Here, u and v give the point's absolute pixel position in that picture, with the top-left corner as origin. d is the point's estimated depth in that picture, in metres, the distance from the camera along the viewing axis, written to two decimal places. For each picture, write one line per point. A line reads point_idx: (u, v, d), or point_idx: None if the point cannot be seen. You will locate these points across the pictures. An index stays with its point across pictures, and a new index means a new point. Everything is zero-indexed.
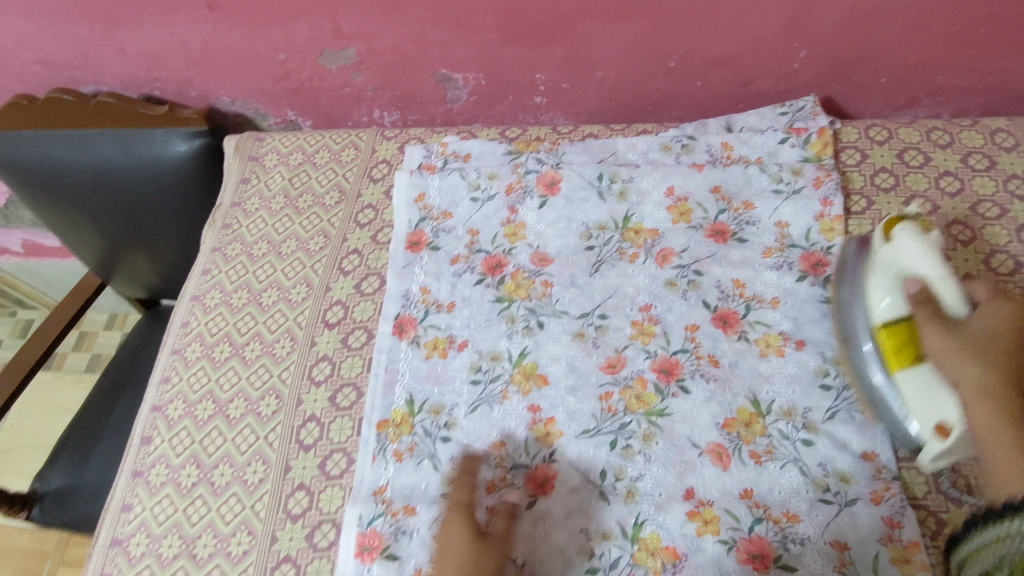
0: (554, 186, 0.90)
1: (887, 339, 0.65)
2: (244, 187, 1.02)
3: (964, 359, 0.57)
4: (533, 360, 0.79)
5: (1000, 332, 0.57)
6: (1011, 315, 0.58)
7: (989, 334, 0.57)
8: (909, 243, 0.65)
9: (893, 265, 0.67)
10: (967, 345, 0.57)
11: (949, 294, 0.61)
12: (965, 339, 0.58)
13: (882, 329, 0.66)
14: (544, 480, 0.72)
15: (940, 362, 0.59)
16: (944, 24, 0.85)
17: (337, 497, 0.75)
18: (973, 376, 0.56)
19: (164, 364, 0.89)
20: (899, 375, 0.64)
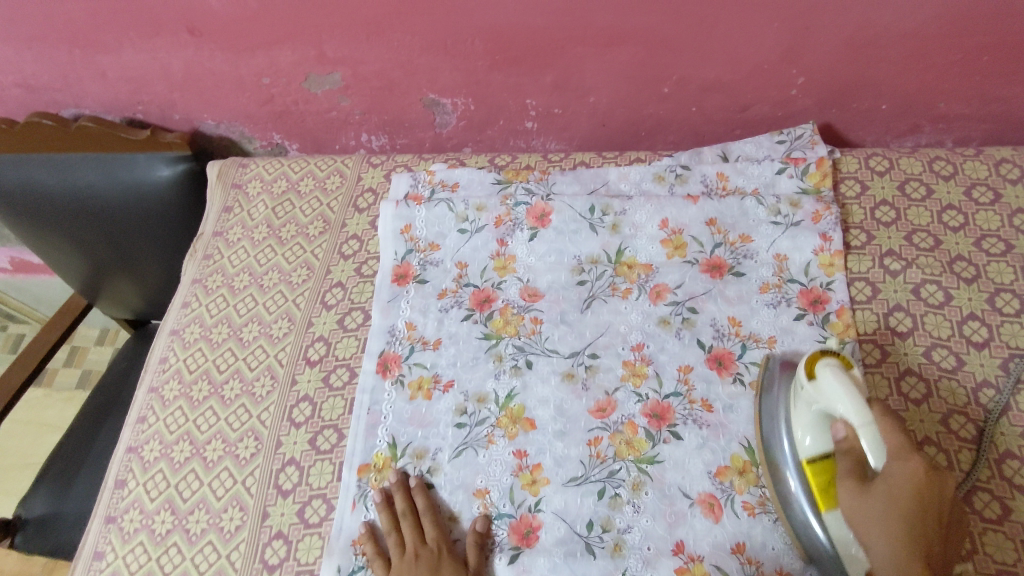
0: (543, 218, 0.86)
1: (815, 475, 0.62)
2: (226, 216, 0.99)
3: (881, 541, 0.54)
4: (520, 403, 0.76)
5: (908, 500, 0.54)
6: (917, 479, 0.54)
7: (901, 507, 0.54)
8: (831, 383, 0.59)
9: (813, 401, 0.62)
10: (881, 522, 0.54)
11: (872, 451, 0.56)
12: (878, 511, 0.54)
13: (809, 464, 0.62)
14: (528, 531, 0.69)
15: (859, 531, 0.56)
16: (946, 52, 0.82)
17: (315, 547, 0.72)
18: (887, 558, 0.53)
19: (141, 403, 0.86)
20: (826, 516, 0.60)
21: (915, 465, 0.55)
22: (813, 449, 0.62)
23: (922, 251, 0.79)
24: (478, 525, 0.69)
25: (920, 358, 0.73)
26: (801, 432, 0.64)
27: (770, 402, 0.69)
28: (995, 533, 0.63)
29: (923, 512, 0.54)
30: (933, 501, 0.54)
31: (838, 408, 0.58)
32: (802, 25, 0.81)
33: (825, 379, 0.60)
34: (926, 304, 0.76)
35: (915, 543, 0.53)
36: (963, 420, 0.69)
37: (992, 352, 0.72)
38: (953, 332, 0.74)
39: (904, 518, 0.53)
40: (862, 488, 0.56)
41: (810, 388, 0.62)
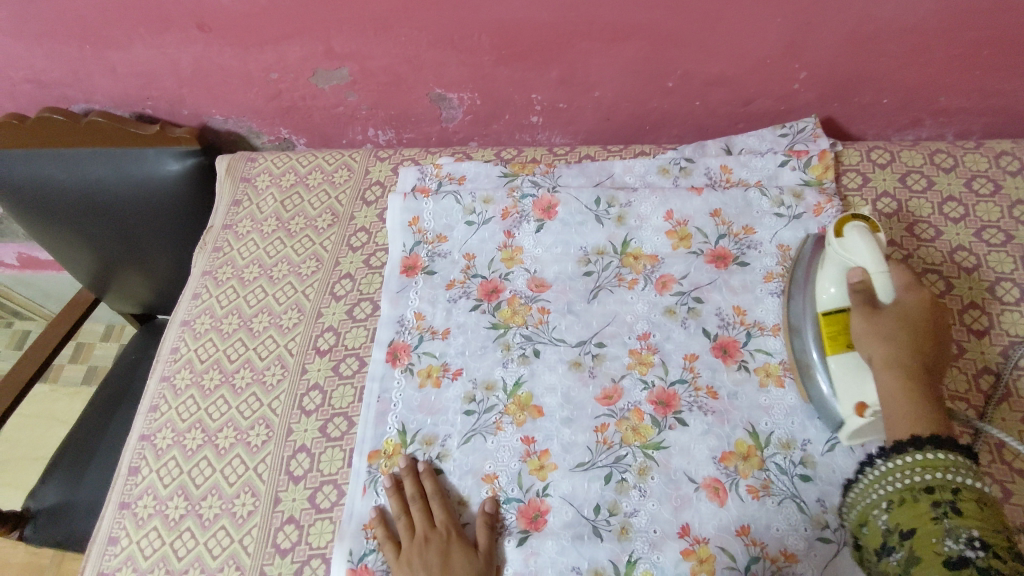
0: (550, 210, 0.87)
1: (829, 323, 0.69)
2: (235, 210, 1.01)
3: (882, 349, 0.63)
4: (528, 391, 0.77)
5: (912, 318, 0.63)
6: (924, 304, 0.64)
7: (904, 322, 0.63)
8: (857, 241, 0.66)
9: (838, 256, 0.68)
10: (887, 332, 0.63)
11: (883, 290, 0.63)
12: (884, 326, 0.63)
13: (825, 316, 0.69)
14: (536, 515, 0.70)
15: (863, 345, 0.64)
16: (946, 46, 0.83)
17: (326, 531, 0.73)
18: (890, 356, 0.62)
19: (153, 392, 0.87)
20: (832, 359, 0.68)
21: (921, 293, 0.64)
22: (831, 300, 0.69)
23: (923, 241, 0.81)
24: (487, 506, 0.71)
25: None
26: (824, 284, 0.69)
27: (800, 272, 0.76)
28: None
29: (922, 332, 0.63)
30: (931, 330, 0.63)
31: (857, 259, 0.65)
32: (804, 20, 0.83)
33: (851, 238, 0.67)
34: (928, 293, 0.77)
35: (916, 357, 0.62)
36: (964, 406, 0.70)
37: (992, 340, 0.73)
38: (954, 321, 0.75)
39: (907, 334, 0.63)
40: (873, 311, 0.64)
41: (837, 245, 0.68)
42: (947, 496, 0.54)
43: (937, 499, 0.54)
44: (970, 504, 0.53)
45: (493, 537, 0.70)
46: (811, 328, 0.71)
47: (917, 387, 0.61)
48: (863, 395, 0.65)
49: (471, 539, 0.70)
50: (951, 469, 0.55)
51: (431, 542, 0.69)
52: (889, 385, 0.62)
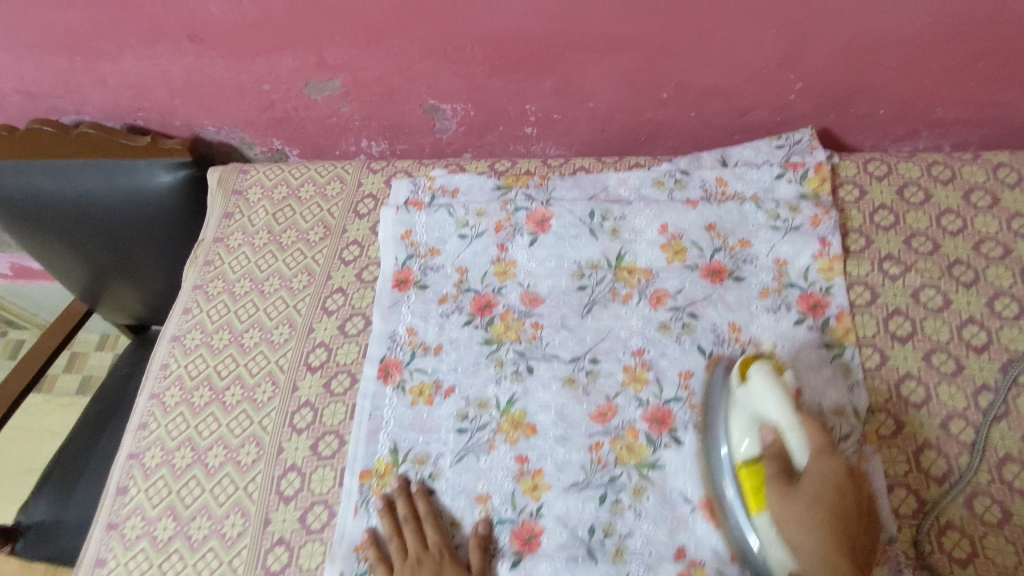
0: (543, 223, 0.86)
1: (747, 477, 0.63)
2: (227, 222, 0.99)
3: (809, 538, 0.56)
4: (521, 409, 0.76)
5: (833, 494, 0.58)
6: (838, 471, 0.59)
7: (824, 499, 0.57)
8: (760, 385, 0.63)
9: (745, 404, 0.65)
10: (806, 518, 0.57)
11: (797, 446, 0.60)
12: (803, 506, 0.58)
13: (743, 470, 0.64)
14: (530, 536, 0.69)
15: (784, 531, 0.58)
16: (943, 57, 0.83)
17: (317, 553, 0.72)
18: (815, 548, 0.56)
19: (142, 409, 0.86)
20: (757, 517, 0.62)
21: (837, 461, 0.59)
22: (747, 452, 0.64)
23: (921, 255, 0.80)
24: (481, 528, 0.70)
25: (920, 363, 0.73)
26: (737, 435, 0.65)
27: (712, 405, 0.71)
28: (995, 537, 0.63)
29: (844, 505, 0.58)
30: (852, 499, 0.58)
31: (769, 415, 0.62)
32: (801, 30, 0.82)
33: (755, 382, 0.64)
34: (926, 309, 0.76)
35: (843, 542, 0.56)
36: (962, 425, 0.69)
37: (990, 356, 0.73)
38: (952, 337, 0.74)
39: (829, 513, 0.57)
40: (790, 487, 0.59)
41: (744, 396, 0.65)
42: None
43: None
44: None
45: (485, 559, 0.69)
46: (729, 482, 0.65)
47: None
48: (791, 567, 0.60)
49: (464, 562, 0.69)
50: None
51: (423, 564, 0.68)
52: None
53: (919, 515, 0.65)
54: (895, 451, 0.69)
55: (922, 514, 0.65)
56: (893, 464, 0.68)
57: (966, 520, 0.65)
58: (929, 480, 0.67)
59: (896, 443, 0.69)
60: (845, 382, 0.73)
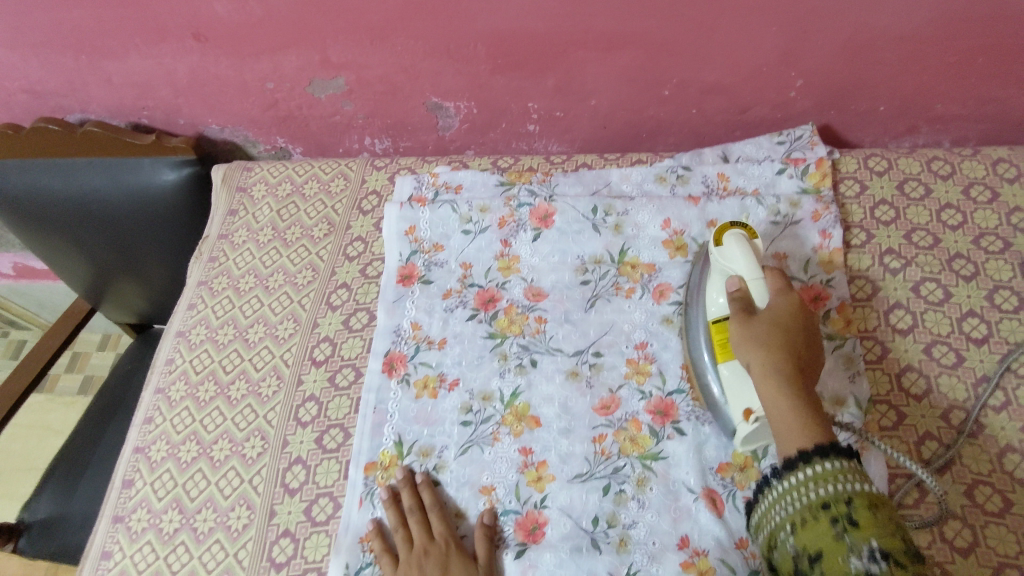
0: (547, 219, 0.87)
1: (716, 331, 0.69)
2: (231, 220, 1.00)
3: (759, 355, 0.61)
4: (525, 401, 0.77)
5: (786, 324, 0.62)
6: (794, 307, 0.64)
7: (778, 324, 0.62)
8: (734, 248, 0.67)
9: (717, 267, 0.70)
10: (761, 337, 0.61)
11: (759, 294, 0.65)
12: (758, 327, 0.62)
13: (714, 324, 0.69)
14: (534, 527, 0.70)
15: (741, 352, 0.63)
16: (942, 54, 0.83)
17: (322, 544, 0.72)
18: (767, 359, 0.60)
19: (147, 404, 0.87)
20: (723, 366, 0.68)
21: (794, 298, 0.64)
22: (718, 310, 0.69)
23: (921, 249, 0.80)
24: (486, 519, 0.70)
25: (921, 355, 0.74)
26: (711, 297, 0.70)
27: (691, 283, 0.76)
28: (996, 526, 0.64)
29: (796, 333, 0.62)
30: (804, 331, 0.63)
31: (734, 267, 0.67)
32: (801, 28, 0.82)
33: (729, 247, 0.68)
34: (927, 302, 0.77)
35: (793, 361, 0.61)
36: (963, 415, 0.70)
37: (991, 348, 0.73)
38: (953, 329, 0.75)
39: (782, 334, 0.62)
40: (747, 314, 0.64)
41: (715, 255, 0.70)
42: (843, 510, 0.52)
43: (833, 516, 0.52)
44: (862, 510, 0.51)
45: (492, 549, 0.69)
46: (702, 337, 0.71)
47: (800, 388, 0.59)
48: (750, 401, 0.65)
49: (470, 552, 0.69)
50: (851, 474, 0.54)
51: (430, 554, 0.68)
52: (767, 396, 0.60)
53: (920, 504, 0.66)
54: (895, 441, 0.70)
55: (923, 503, 0.66)
56: None
57: (967, 509, 0.65)
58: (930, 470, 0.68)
59: (896, 434, 0.70)
60: (847, 372, 0.73)
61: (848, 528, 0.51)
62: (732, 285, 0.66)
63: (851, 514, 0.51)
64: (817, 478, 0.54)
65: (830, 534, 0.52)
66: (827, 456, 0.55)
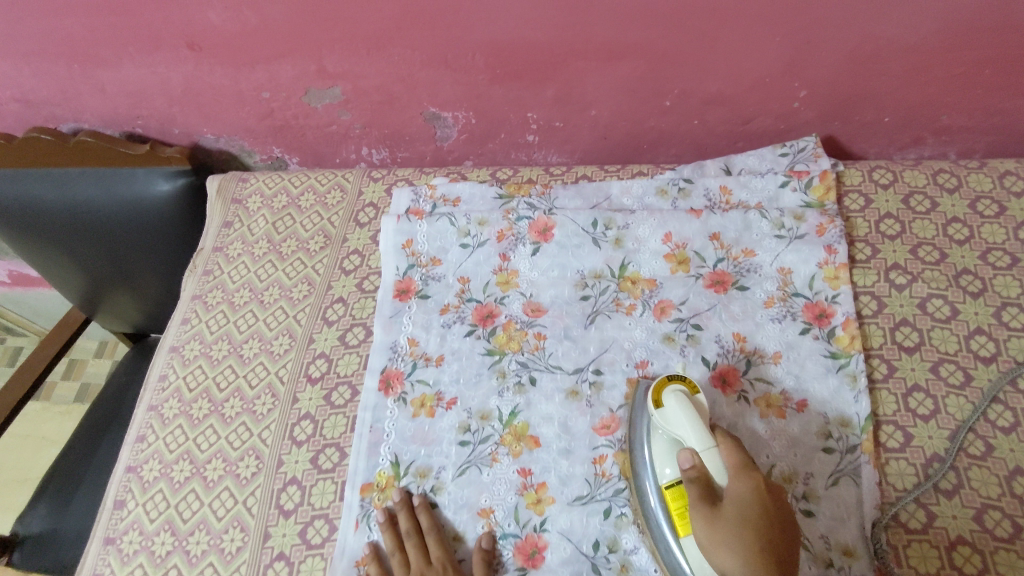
0: (546, 232, 0.86)
1: (673, 500, 0.62)
2: (226, 232, 0.99)
3: (736, 566, 0.53)
4: (524, 421, 0.75)
5: (754, 520, 0.54)
6: (756, 489, 0.56)
7: (747, 521, 0.54)
8: (676, 409, 0.62)
9: (664, 429, 0.64)
10: (730, 539, 0.54)
11: (716, 470, 0.58)
12: (724, 526, 0.55)
13: (668, 490, 0.63)
14: (534, 551, 0.68)
15: (710, 554, 0.56)
16: (948, 65, 0.82)
17: (317, 569, 0.71)
18: (741, 566, 0.53)
19: (140, 422, 0.85)
20: (685, 541, 0.60)
21: (756, 480, 0.57)
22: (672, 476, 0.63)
23: (927, 265, 0.79)
24: (484, 543, 0.69)
25: (928, 374, 0.72)
26: (659, 463, 0.64)
27: (638, 423, 0.70)
28: (1007, 552, 0.62)
29: (769, 524, 0.55)
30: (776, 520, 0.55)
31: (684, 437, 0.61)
32: (805, 37, 0.81)
33: (670, 406, 0.63)
34: (934, 319, 0.75)
35: (770, 558, 0.53)
36: (972, 437, 0.69)
37: (999, 367, 0.72)
38: (960, 347, 0.73)
39: (754, 530, 0.54)
40: (711, 508, 0.56)
41: (658, 416, 0.64)
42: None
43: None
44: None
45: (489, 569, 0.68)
46: (657, 502, 0.64)
47: None
48: None
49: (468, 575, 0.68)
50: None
51: None
52: None
53: (928, 529, 0.65)
54: (902, 464, 0.68)
55: (931, 528, 0.65)
56: (902, 477, 0.68)
57: (976, 534, 0.64)
58: (939, 493, 0.66)
59: (903, 456, 0.69)
60: (851, 392, 0.72)
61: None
62: (687, 462, 0.60)
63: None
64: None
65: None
66: None
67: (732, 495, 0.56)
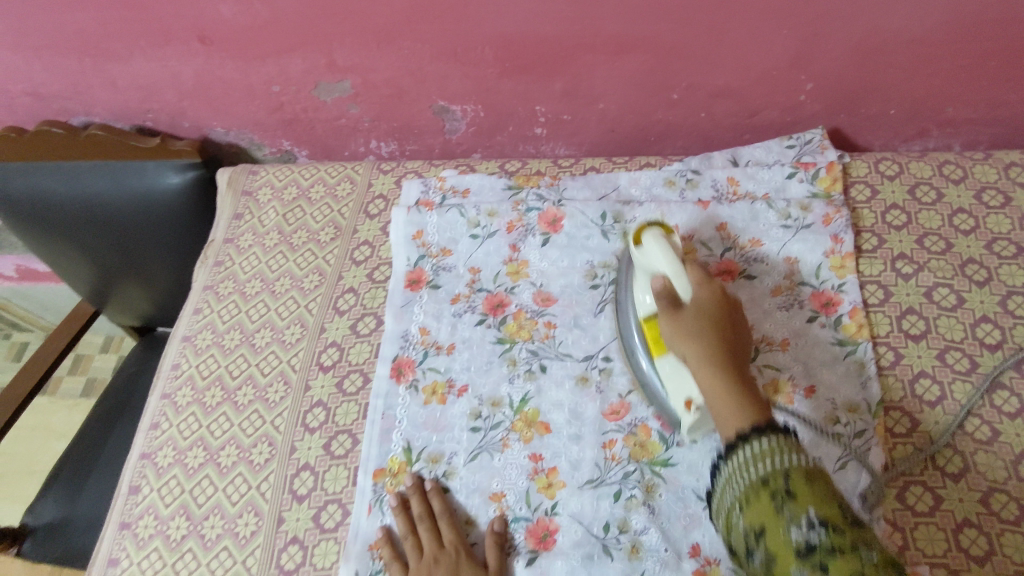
0: (555, 223, 0.87)
1: (649, 328, 0.69)
2: (237, 224, 0.99)
3: (694, 350, 0.61)
4: (534, 407, 0.76)
5: (711, 315, 0.62)
6: (715, 296, 0.64)
7: (706, 320, 0.62)
8: (653, 245, 0.67)
9: (641, 265, 0.70)
10: (693, 330, 0.62)
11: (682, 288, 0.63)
12: (687, 323, 0.62)
13: (645, 321, 0.70)
14: (545, 534, 0.69)
15: (676, 348, 0.63)
16: (952, 58, 0.83)
17: (331, 552, 0.72)
18: (701, 351, 0.61)
19: (153, 409, 0.86)
20: (660, 361, 0.68)
21: (715, 288, 0.64)
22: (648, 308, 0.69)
23: (933, 254, 0.80)
24: (496, 525, 0.70)
25: (934, 360, 0.73)
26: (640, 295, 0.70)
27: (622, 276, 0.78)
28: (1013, 534, 0.64)
29: (722, 327, 0.63)
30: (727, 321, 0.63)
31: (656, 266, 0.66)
32: (811, 31, 0.82)
33: (648, 243, 0.68)
34: (940, 308, 0.76)
35: (723, 347, 0.61)
36: (977, 422, 0.70)
37: (1005, 354, 0.73)
38: (966, 335, 0.74)
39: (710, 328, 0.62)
40: (675, 310, 0.63)
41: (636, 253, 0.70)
42: (781, 484, 0.49)
43: (772, 489, 0.49)
44: (800, 483, 0.48)
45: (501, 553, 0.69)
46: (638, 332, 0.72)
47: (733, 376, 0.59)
48: (690, 391, 0.65)
49: (481, 559, 0.69)
50: (788, 450, 0.51)
51: (439, 563, 0.68)
52: (707, 386, 0.59)
53: (935, 512, 0.66)
54: (909, 448, 0.69)
55: (938, 510, 0.66)
56: (910, 462, 0.68)
57: (983, 517, 0.65)
58: (945, 477, 0.67)
59: (910, 441, 0.70)
60: (858, 378, 0.73)
61: (787, 500, 0.47)
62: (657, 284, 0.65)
63: (789, 486, 0.48)
64: (755, 457, 0.52)
65: (770, 511, 0.48)
66: (765, 435, 0.52)
67: (695, 299, 0.63)
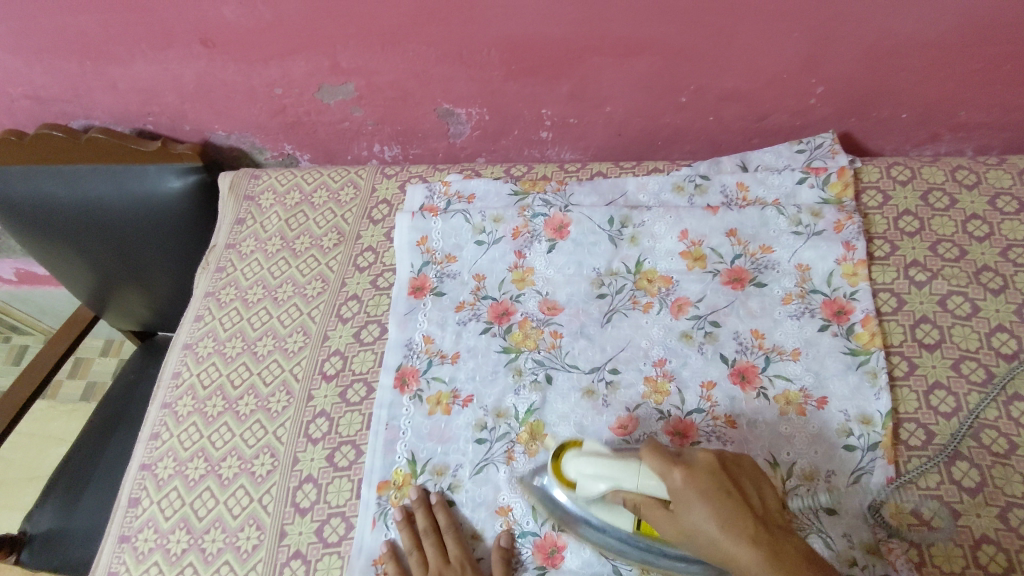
0: (562, 229, 0.85)
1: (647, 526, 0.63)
2: (238, 229, 0.98)
3: (722, 545, 0.56)
4: (540, 419, 0.75)
5: (702, 504, 0.57)
6: (688, 477, 0.58)
7: (701, 512, 0.56)
8: (591, 463, 0.63)
9: (592, 494, 0.64)
10: (706, 532, 0.56)
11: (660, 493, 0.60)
12: (694, 531, 0.57)
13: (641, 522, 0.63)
14: (554, 550, 0.69)
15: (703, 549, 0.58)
16: (967, 61, 0.81)
17: (334, 567, 0.70)
18: (729, 554, 0.55)
19: (154, 419, 0.85)
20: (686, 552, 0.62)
21: (679, 465, 0.58)
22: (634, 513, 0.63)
23: (947, 262, 0.78)
24: (503, 540, 0.68)
25: (949, 371, 0.72)
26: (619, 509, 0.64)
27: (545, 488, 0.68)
28: None
29: (718, 498, 0.57)
30: (722, 487, 0.58)
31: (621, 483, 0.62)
32: (824, 34, 0.80)
33: (584, 465, 0.64)
34: (954, 316, 0.75)
35: (739, 526, 0.55)
36: (994, 435, 0.68)
37: None
38: (981, 345, 0.73)
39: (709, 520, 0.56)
40: (673, 519, 0.58)
41: (580, 484, 0.65)
42: None
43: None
44: None
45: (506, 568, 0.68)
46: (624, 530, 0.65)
47: (769, 549, 0.54)
48: None
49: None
50: None
51: None
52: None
53: (952, 528, 0.64)
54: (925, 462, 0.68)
55: (954, 526, 0.64)
56: (925, 476, 0.67)
57: (1001, 533, 0.63)
58: (962, 492, 0.66)
59: (925, 454, 0.68)
60: (871, 389, 0.71)
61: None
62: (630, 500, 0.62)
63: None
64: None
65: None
66: None
67: (679, 497, 0.58)
